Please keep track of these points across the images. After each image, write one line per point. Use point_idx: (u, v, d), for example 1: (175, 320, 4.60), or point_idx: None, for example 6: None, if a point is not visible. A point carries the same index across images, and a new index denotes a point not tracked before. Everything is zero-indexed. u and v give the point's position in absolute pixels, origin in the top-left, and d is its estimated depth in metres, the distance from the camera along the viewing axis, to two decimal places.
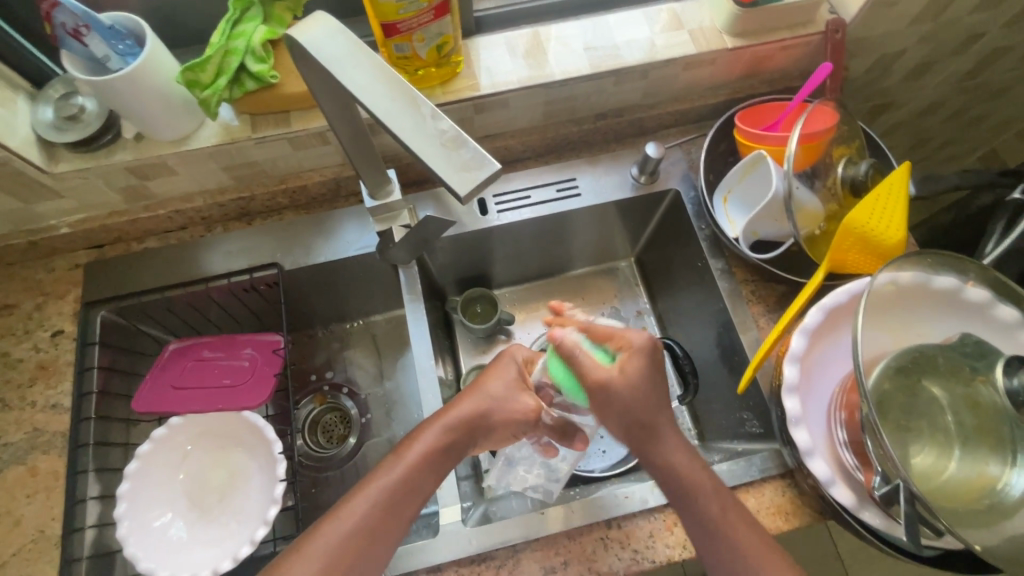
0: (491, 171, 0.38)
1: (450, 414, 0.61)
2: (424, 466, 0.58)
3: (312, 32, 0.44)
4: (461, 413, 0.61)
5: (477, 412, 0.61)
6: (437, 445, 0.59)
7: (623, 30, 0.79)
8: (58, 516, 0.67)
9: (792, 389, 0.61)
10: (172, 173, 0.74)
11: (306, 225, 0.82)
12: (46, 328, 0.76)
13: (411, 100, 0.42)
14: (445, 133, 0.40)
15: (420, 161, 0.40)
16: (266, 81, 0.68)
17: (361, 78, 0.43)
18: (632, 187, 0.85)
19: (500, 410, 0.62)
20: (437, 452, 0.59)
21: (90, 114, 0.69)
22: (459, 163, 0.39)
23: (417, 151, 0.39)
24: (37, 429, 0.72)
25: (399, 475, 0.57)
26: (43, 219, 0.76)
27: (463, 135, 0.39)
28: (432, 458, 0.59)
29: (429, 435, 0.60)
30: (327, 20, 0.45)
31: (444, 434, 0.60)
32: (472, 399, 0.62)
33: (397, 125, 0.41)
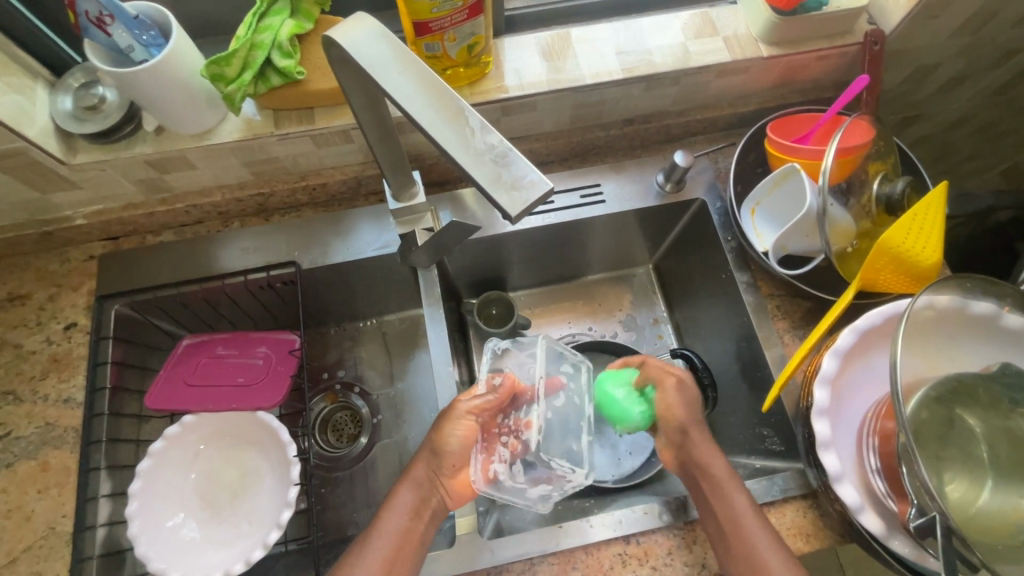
0: (542, 190, 0.37)
1: (414, 472, 0.65)
2: (409, 517, 0.62)
3: (353, 35, 0.42)
4: (422, 464, 0.65)
5: (429, 465, 0.65)
6: (412, 498, 0.63)
7: (656, 35, 0.77)
8: (70, 513, 0.67)
9: (821, 412, 0.60)
10: (191, 167, 0.72)
11: (324, 223, 0.81)
12: (59, 320, 0.75)
13: (456, 110, 0.41)
14: (494, 149, 0.39)
15: (466, 176, 0.39)
16: (293, 77, 0.66)
17: (402, 84, 0.41)
18: (657, 195, 0.84)
19: (449, 456, 0.64)
20: (414, 502, 0.63)
21: (110, 104, 0.68)
22: (507, 181, 0.38)
23: (464, 165, 0.38)
24: (48, 423, 0.71)
25: (386, 530, 0.61)
26: (58, 209, 0.75)
27: (513, 152, 0.38)
28: (413, 508, 0.63)
29: (402, 491, 0.64)
30: (369, 22, 0.43)
31: (416, 486, 0.64)
32: (421, 457, 0.66)
33: (444, 137, 0.39)
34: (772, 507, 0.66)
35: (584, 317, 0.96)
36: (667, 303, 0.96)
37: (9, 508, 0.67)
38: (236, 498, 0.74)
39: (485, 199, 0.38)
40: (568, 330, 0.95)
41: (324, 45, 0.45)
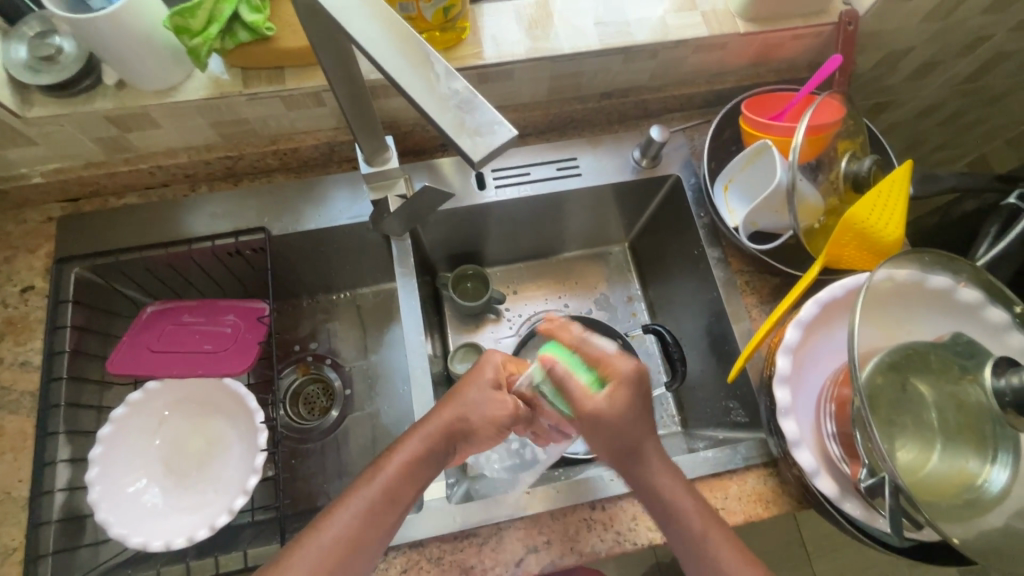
0: (506, 138, 0.37)
1: (428, 424, 0.59)
2: (422, 466, 0.58)
3: None
4: (437, 420, 0.59)
5: (454, 419, 0.59)
6: (422, 451, 0.58)
7: (636, 6, 0.76)
8: (26, 478, 0.65)
9: (783, 379, 0.61)
10: (155, 126, 0.70)
11: (295, 189, 0.79)
12: (16, 283, 0.73)
13: (422, 56, 0.40)
14: (459, 95, 0.38)
15: (431, 125, 0.38)
16: (262, 34, 0.64)
17: (367, 29, 0.40)
18: (633, 171, 0.84)
19: (478, 411, 0.60)
20: (416, 454, 0.57)
21: (67, 55, 0.64)
22: (471, 129, 0.38)
23: (428, 114, 0.37)
24: (4, 387, 0.69)
25: (379, 484, 0.55)
26: (14, 166, 0.71)
27: (479, 102, 0.38)
28: (427, 457, 0.58)
29: (409, 442, 0.58)
30: None
31: (426, 435, 0.58)
32: (449, 409, 0.60)
33: (409, 79, 0.39)
34: (734, 475, 0.68)
35: (561, 294, 0.96)
36: (642, 280, 0.97)
37: None
38: (214, 461, 0.73)
39: (452, 145, 0.38)
40: (544, 305, 0.96)
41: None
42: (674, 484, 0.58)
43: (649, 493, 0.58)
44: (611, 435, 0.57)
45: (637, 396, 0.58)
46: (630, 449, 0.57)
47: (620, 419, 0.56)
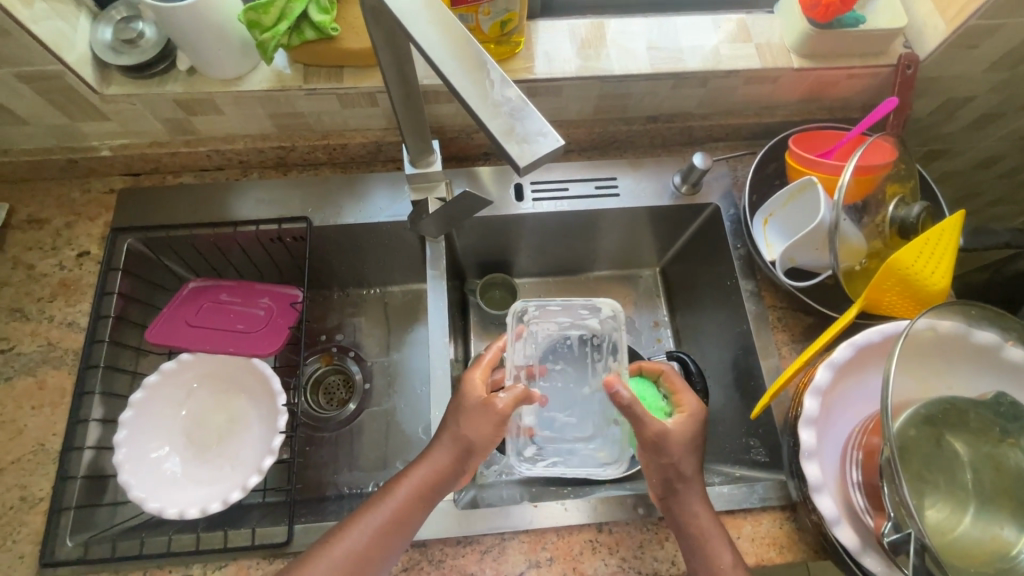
0: (554, 146, 0.38)
1: (437, 456, 0.60)
2: (424, 495, 0.59)
3: None
4: (448, 451, 0.60)
5: (457, 452, 0.60)
6: (431, 479, 0.60)
7: (690, 35, 0.77)
8: (60, 432, 0.68)
9: (809, 421, 0.59)
10: (218, 112, 0.73)
11: (340, 184, 0.82)
12: (73, 247, 0.77)
13: (478, 62, 0.41)
14: (511, 102, 0.39)
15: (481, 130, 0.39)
16: (327, 33, 0.66)
17: (428, 35, 0.42)
18: (671, 197, 0.84)
19: (477, 446, 0.60)
20: (423, 479, 0.60)
21: (147, 40, 0.68)
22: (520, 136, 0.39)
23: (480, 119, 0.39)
24: (51, 343, 0.72)
25: (392, 507, 0.59)
26: (86, 139, 0.76)
27: (529, 112, 0.39)
28: (428, 488, 0.60)
29: (420, 469, 0.60)
30: None
31: (437, 462, 0.60)
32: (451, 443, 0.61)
33: (465, 84, 0.40)
34: (748, 515, 0.66)
35: None
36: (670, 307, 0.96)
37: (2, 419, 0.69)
38: (231, 439, 0.75)
39: (500, 148, 0.39)
40: None
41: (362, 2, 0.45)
42: (707, 519, 0.60)
43: (682, 525, 0.60)
44: (672, 472, 0.61)
45: (700, 429, 0.64)
46: (679, 484, 0.61)
47: (688, 442, 0.62)
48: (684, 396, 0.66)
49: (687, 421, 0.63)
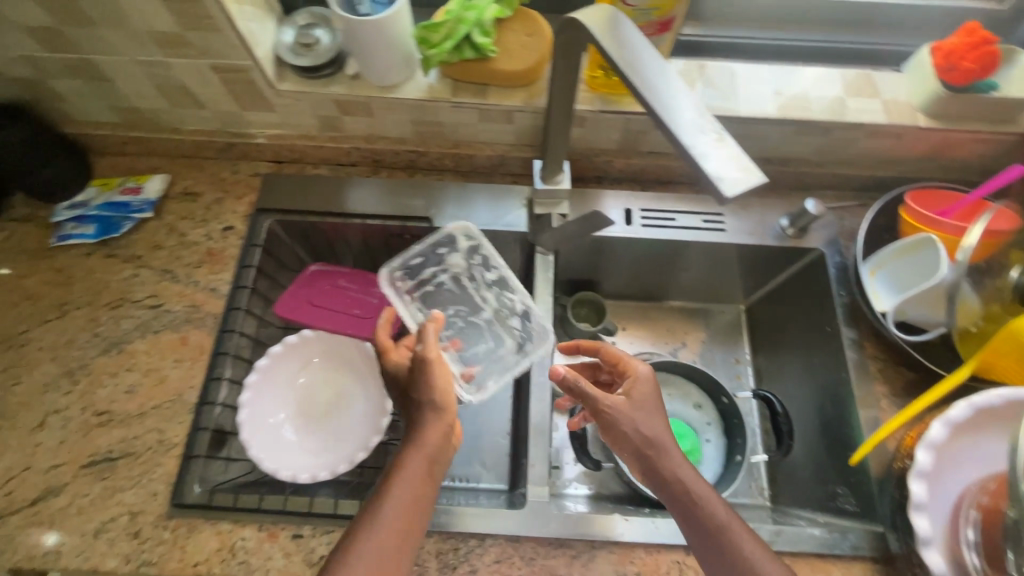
0: (759, 180, 0.41)
1: (427, 433, 0.57)
2: (422, 474, 0.55)
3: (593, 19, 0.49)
4: (435, 431, 0.57)
5: (443, 429, 0.57)
6: (427, 458, 0.56)
7: (815, 86, 0.80)
8: (197, 386, 0.75)
9: (921, 474, 0.59)
10: (368, 114, 0.80)
11: (461, 190, 0.87)
12: (220, 222, 0.85)
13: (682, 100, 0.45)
14: (718, 136, 0.43)
15: (689, 157, 0.42)
16: (485, 54, 0.72)
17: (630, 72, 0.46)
18: (776, 238, 0.86)
19: (438, 411, 0.58)
20: (426, 463, 0.55)
21: (323, 46, 0.75)
22: (725, 166, 0.42)
23: (690, 149, 0.42)
24: (194, 305, 0.80)
25: (406, 502, 0.54)
26: (247, 126, 0.85)
27: (734, 147, 0.43)
28: (427, 469, 0.56)
29: (415, 456, 0.55)
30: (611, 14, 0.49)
31: (434, 446, 0.56)
32: (434, 420, 0.58)
33: (674, 115, 0.44)
34: (839, 561, 0.66)
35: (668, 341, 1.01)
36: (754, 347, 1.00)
37: (148, 368, 0.76)
38: (332, 416, 0.80)
39: (704, 177, 0.41)
40: (651, 348, 1.00)
41: (570, 21, 0.51)
42: (719, 507, 0.57)
43: (686, 506, 0.58)
44: (637, 442, 0.60)
45: (652, 396, 0.63)
46: (648, 449, 0.60)
47: (632, 410, 0.61)
48: (634, 361, 0.66)
49: (636, 389, 0.63)
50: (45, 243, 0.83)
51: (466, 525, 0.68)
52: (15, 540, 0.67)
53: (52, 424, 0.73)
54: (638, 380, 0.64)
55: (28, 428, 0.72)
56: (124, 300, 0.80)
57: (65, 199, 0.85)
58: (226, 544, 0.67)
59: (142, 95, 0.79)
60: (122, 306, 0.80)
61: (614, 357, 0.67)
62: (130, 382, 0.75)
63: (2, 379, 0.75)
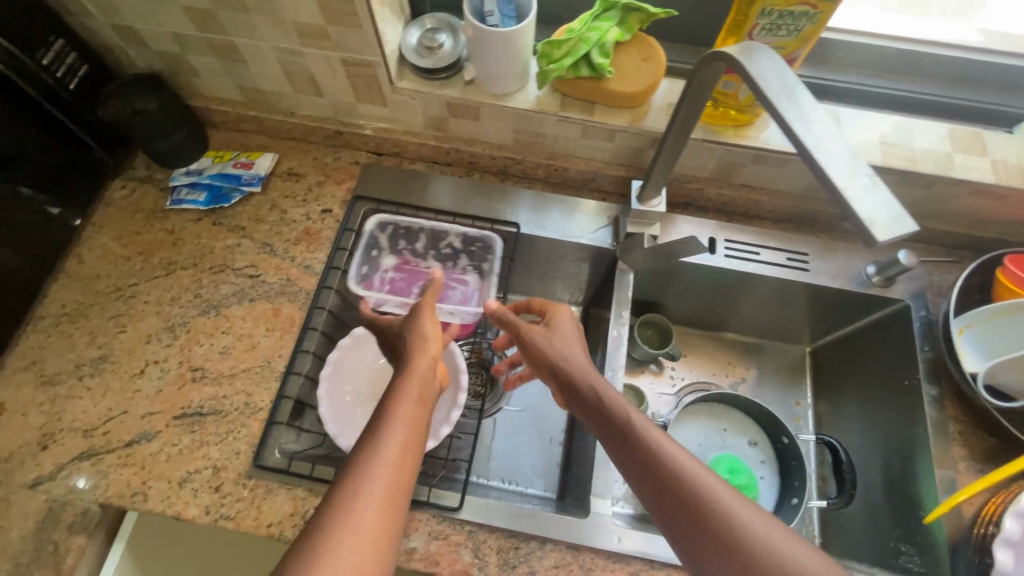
0: (910, 230, 0.39)
1: (417, 363, 0.58)
2: (418, 401, 0.55)
3: (742, 48, 0.48)
4: (424, 360, 0.59)
5: (429, 358, 0.59)
6: (422, 386, 0.56)
7: (924, 138, 0.79)
8: (285, 356, 0.79)
9: (1006, 543, 0.58)
10: (475, 118, 0.84)
11: (551, 201, 0.90)
12: (319, 203, 0.90)
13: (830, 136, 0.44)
14: (867, 178, 0.41)
15: (833, 196, 0.41)
16: (601, 74, 0.74)
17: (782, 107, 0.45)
18: (861, 284, 0.86)
19: (426, 344, 0.61)
20: (419, 391, 0.56)
21: (445, 50, 0.80)
22: (873, 210, 0.40)
23: (836, 188, 0.40)
24: (289, 279, 0.84)
25: (401, 431, 0.51)
26: (357, 117, 0.89)
27: (883, 191, 0.40)
28: (422, 395, 0.55)
29: (407, 385, 0.56)
30: (760, 45, 0.49)
31: (422, 380, 0.57)
32: (421, 353, 0.60)
33: (820, 150, 0.43)
34: None
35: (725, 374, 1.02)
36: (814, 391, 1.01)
37: (242, 333, 0.80)
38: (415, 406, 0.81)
39: (853, 218, 0.40)
40: (709, 378, 1.02)
41: (712, 52, 0.52)
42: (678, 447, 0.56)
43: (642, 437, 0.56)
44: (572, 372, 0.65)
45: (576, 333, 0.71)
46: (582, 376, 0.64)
47: (562, 343, 0.69)
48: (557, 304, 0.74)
49: (568, 329, 0.71)
50: (159, 205, 0.89)
51: (530, 526, 0.70)
52: (107, 477, 0.71)
53: (151, 373, 0.78)
54: (563, 320, 0.72)
55: (129, 374, 0.78)
56: (225, 266, 0.85)
57: (181, 166, 0.91)
58: (299, 510, 0.70)
59: (269, 77, 0.84)
60: (222, 272, 0.85)
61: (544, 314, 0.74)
62: (224, 344, 0.80)
63: (110, 325, 0.80)
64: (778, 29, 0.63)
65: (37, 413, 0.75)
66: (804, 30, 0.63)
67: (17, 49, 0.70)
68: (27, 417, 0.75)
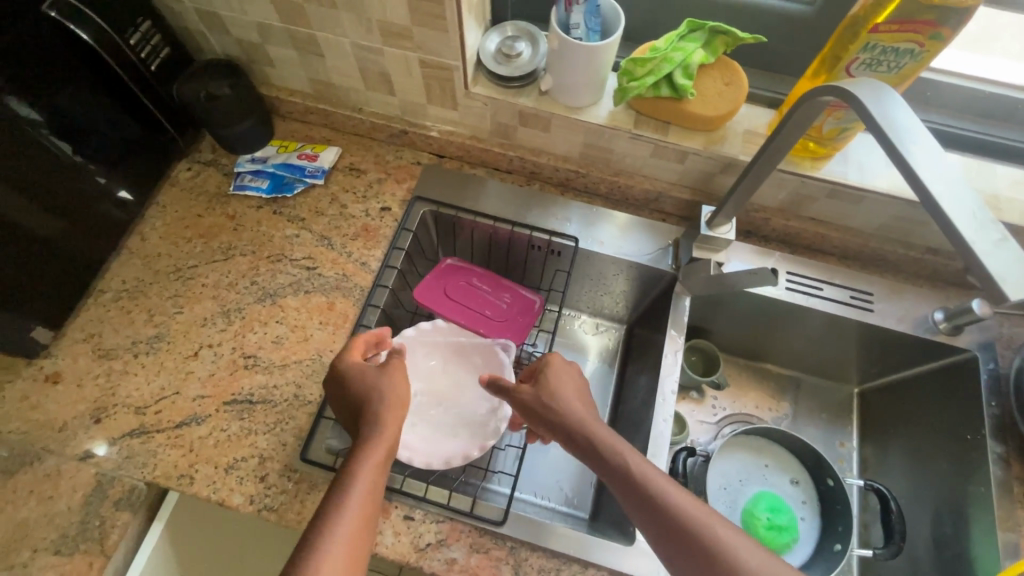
0: None
1: (375, 431, 0.60)
2: (375, 469, 0.57)
3: (860, 87, 0.49)
4: (380, 424, 0.60)
5: (386, 422, 0.61)
6: (381, 454, 0.58)
7: (1010, 186, 0.77)
8: (337, 351, 0.79)
9: None
10: (545, 129, 0.83)
11: (612, 219, 0.89)
12: (379, 201, 0.90)
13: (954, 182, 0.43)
14: (996, 230, 0.40)
15: (958, 247, 0.40)
16: (682, 95, 0.73)
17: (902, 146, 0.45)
18: (926, 330, 0.83)
19: (385, 406, 0.62)
20: (379, 457, 0.58)
21: (523, 59, 0.79)
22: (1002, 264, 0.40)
23: (962, 240, 0.40)
24: (345, 274, 0.84)
25: (356, 508, 0.53)
26: (424, 119, 0.89)
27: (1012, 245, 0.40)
28: (378, 464, 0.57)
29: (365, 449, 0.58)
30: (877, 84, 0.49)
31: (380, 447, 0.59)
32: (378, 416, 0.61)
33: (945, 197, 0.42)
34: None
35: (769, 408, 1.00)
36: (860, 434, 0.97)
37: (295, 324, 0.81)
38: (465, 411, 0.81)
39: (980, 271, 0.40)
40: (751, 410, 1.00)
41: (819, 88, 0.52)
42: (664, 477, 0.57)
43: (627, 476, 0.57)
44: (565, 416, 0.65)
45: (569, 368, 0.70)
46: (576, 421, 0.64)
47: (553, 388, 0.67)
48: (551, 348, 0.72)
49: (561, 366, 0.70)
50: (223, 189, 0.90)
51: (574, 548, 0.69)
52: (156, 457, 0.72)
53: (204, 356, 0.78)
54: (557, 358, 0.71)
55: (183, 355, 0.78)
56: (282, 256, 0.85)
57: (246, 153, 0.92)
58: None
59: (344, 73, 0.84)
60: (280, 261, 0.85)
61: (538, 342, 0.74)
62: (278, 333, 0.80)
63: (168, 305, 0.81)
64: (879, 65, 0.62)
65: (92, 385, 0.76)
66: (905, 68, 0.62)
67: (109, 27, 0.72)
68: (82, 388, 0.75)
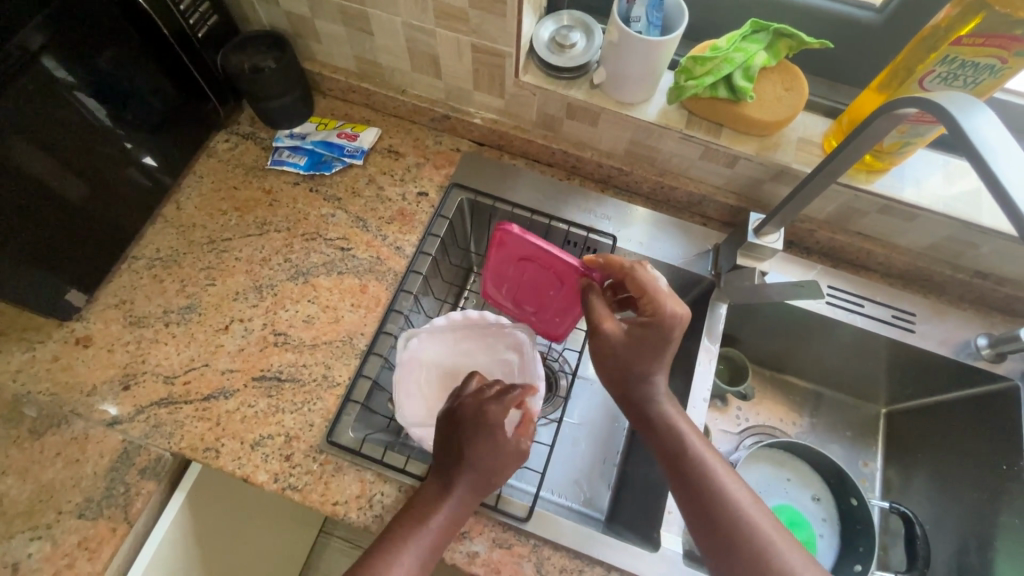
0: None
1: (473, 452, 0.62)
2: (465, 489, 0.62)
3: (942, 99, 0.48)
4: (486, 448, 0.62)
5: (489, 443, 0.62)
6: (473, 474, 0.62)
7: None
8: (367, 334, 0.78)
9: None
10: (592, 123, 0.81)
11: (651, 217, 0.87)
12: (416, 185, 0.89)
13: None
14: None
15: None
16: (740, 98, 0.71)
17: (993, 162, 0.43)
18: (968, 355, 0.80)
19: (491, 429, 0.62)
20: (475, 477, 0.62)
21: (576, 50, 0.77)
22: None
23: None
24: (379, 258, 0.83)
25: (439, 523, 0.60)
26: (469, 105, 0.88)
27: None
28: (471, 485, 0.62)
29: (461, 467, 0.62)
30: (961, 96, 0.48)
31: (481, 469, 0.62)
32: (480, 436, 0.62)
33: None
34: None
35: (795, 422, 0.98)
36: (884, 455, 0.95)
37: (327, 304, 0.80)
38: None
39: None
40: (776, 423, 0.98)
41: (898, 100, 0.51)
42: (721, 466, 0.62)
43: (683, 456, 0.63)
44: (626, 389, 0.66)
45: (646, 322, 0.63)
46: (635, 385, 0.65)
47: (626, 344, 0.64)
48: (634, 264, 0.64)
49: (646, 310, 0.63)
50: (259, 163, 0.90)
51: (597, 550, 0.68)
52: (183, 427, 0.71)
53: (235, 330, 0.78)
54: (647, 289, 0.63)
55: (214, 328, 0.78)
56: (317, 235, 0.84)
57: (285, 127, 0.90)
58: (366, 493, 0.69)
59: (391, 52, 0.83)
60: (314, 240, 0.84)
61: (638, 290, 0.63)
62: (309, 313, 0.79)
63: (200, 276, 0.81)
64: (954, 79, 0.60)
65: (122, 351, 0.75)
66: (982, 83, 0.60)
67: None
68: (113, 354, 0.75)
